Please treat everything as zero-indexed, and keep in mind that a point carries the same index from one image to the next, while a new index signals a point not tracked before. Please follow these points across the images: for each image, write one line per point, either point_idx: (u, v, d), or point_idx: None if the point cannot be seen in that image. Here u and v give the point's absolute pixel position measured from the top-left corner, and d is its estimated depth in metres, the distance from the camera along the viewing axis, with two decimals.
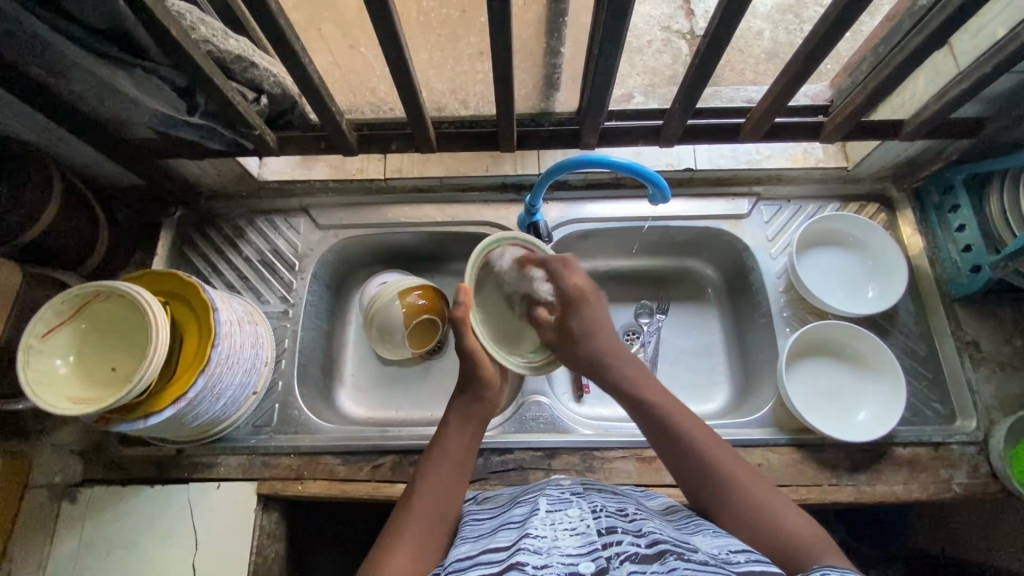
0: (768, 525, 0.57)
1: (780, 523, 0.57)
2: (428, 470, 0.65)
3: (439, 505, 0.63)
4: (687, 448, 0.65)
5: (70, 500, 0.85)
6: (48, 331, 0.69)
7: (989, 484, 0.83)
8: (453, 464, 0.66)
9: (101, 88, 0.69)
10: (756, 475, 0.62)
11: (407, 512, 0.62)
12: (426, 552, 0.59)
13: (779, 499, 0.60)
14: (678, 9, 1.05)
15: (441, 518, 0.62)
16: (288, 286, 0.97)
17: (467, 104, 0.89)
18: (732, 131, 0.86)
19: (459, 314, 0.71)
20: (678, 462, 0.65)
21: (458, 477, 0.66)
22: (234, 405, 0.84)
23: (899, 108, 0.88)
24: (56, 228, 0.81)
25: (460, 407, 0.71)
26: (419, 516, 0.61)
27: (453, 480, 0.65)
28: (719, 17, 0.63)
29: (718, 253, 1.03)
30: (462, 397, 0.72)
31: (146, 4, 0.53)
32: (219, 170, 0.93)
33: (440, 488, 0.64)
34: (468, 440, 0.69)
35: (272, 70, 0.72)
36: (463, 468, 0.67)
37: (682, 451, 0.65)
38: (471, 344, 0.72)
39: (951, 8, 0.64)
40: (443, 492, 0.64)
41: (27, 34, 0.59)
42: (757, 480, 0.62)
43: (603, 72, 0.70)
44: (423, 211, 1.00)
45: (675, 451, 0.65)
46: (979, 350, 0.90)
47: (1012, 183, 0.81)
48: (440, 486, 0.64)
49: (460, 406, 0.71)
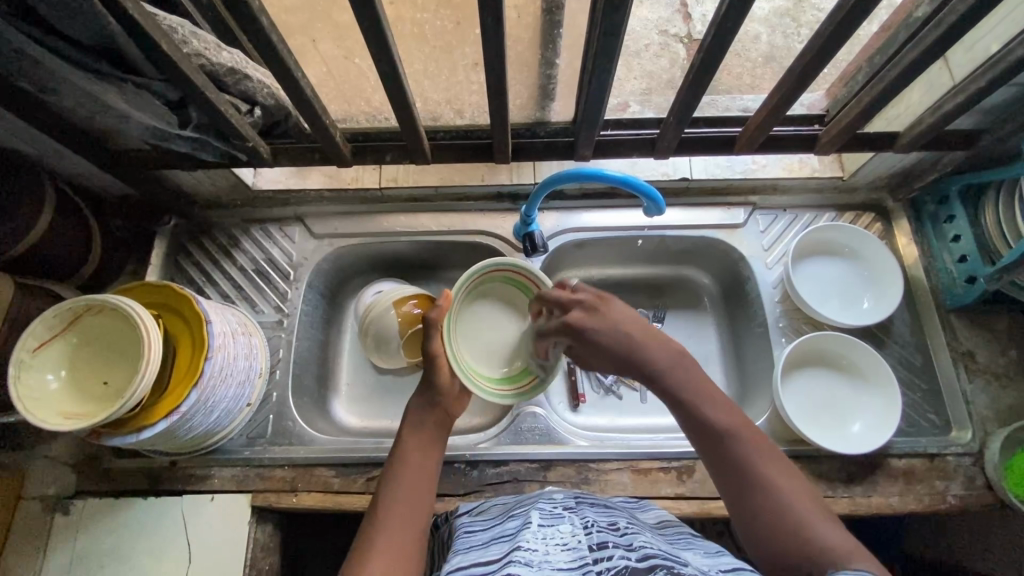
0: (797, 533, 0.53)
1: (811, 533, 0.52)
2: (393, 478, 0.64)
3: (407, 510, 0.61)
4: (718, 440, 0.59)
5: (62, 512, 0.84)
6: (39, 346, 0.69)
7: (984, 495, 0.83)
8: (415, 469, 0.65)
9: (91, 103, 0.68)
10: (790, 472, 0.57)
11: (377, 523, 0.60)
12: (401, 557, 0.57)
13: (813, 502, 0.55)
14: (676, 12, 1.04)
15: (412, 520, 0.61)
16: (283, 297, 0.96)
17: (463, 114, 0.89)
18: (728, 141, 0.86)
19: (434, 316, 0.71)
20: (710, 455, 0.60)
21: (425, 480, 0.65)
22: (227, 417, 0.83)
23: (895, 119, 0.88)
24: (49, 241, 0.81)
25: (417, 413, 0.70)
26: (390, 523, 0.60)
27: (417, 483, 0.64)
28: (713, 30, 0.63)
29: (714, 262, 1.03)
30: (420, 401, 0.70)
31: (138, 21, 0.53)
32: (213, 180, 0.93)
33: (407, 493, 0.63)
34: (429, 441, 0.68)
35: (266, 82, 0.72)
36: (428, 471, 0.66)
37: (714, 442, 0.60)
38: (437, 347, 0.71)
39: (946, 24, 0.64)
40: (410, 497, 0.63)
41: (15, 49, 0.58)
42: (791, 478, 0.56)
43: (599, 85, 0.70)
44: (419, 220, 1.00)
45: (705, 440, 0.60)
46: (974, 360, 0.90)
47: (1008, 195, 0.81)
48: (406, 491, 0.63)
49: (418, 411, 0.70)
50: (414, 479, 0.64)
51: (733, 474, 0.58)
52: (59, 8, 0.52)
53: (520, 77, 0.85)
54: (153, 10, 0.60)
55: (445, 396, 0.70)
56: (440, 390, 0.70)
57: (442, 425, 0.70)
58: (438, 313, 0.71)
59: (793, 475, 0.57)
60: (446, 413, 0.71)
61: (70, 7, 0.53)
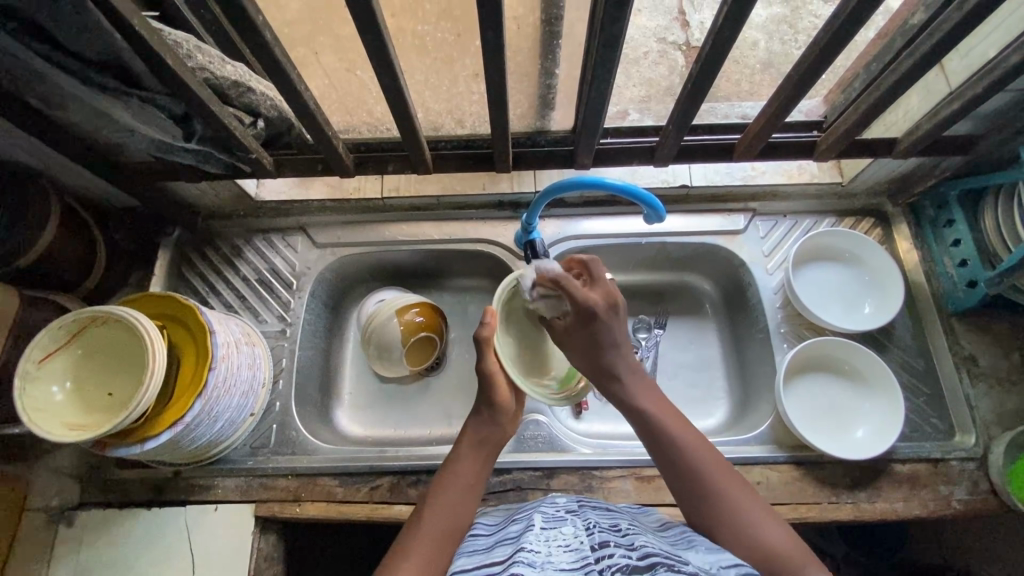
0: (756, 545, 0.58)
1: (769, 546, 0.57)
2: (437, 491, 0.64)
3: (445, 529, 0.61)
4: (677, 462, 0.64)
5: (65, 523, 0.84)
6: (44, 357, 0.69)
7: (988, 500, 0.83)
8: (460, 485, 0.65)
9: (97, 116, 0.69)
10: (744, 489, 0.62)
11: (413, 538, 0.60)
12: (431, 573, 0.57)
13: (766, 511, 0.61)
14: (674, 20, 1.04)
15: (450, 538, 0.61)
16: (286, 306, 0.97)
17: (464, 123, 0.93)
18: (727, 149, 0.87)
19: (485, 333, 0.69)
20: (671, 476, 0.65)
21: (468, 499, 0.64)
22: (231, 426, 0.83)
23: (893, 125, 0.88)
24: (54, 253, 0.81)
25: (474, 428, 0.70)
26: (426, 540, 0.60)
27: (459, 503, 0.64)
28: (711, 40, 0.63)
29: (716, 268, 1.03)
30: (477, 414, 0.70)
31: (144, 38, 0.54)
32: (217, 191, 0.93)
33: (447, 512, 0.63)
34: (479, 461, 0.68)
35: (270, 94, 0.72)
36: (473, 492, 0.65)
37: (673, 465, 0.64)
38: (492, 366, 0.69)
39: (942, 32, 0.64)
40: (452, 515, 0.62)
41: (23, 65, 0.59)
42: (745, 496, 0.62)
43: (598, 95, 0.70)
44: (421, 228, 1.01)
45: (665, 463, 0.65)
46: (977, 365, 0.90)
47: (1006, 200, 0.81)
48: (448, 511, 0.63)
49: (474, 427, 0.70)
50: (458, 496, 0.64)
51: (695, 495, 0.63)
52: (67, 24, 0.53)
53: (520, 87, 0.86)
54: (161, 25, 0.62)
55: (505, 414, 0.70)
56: (500, 407, 0.70)
57: (493, 444, 0.69)
58: (489, 330, 0.69)
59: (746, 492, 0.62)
60: (500, 434, 0.70)
61: (77, 25, 0.53)
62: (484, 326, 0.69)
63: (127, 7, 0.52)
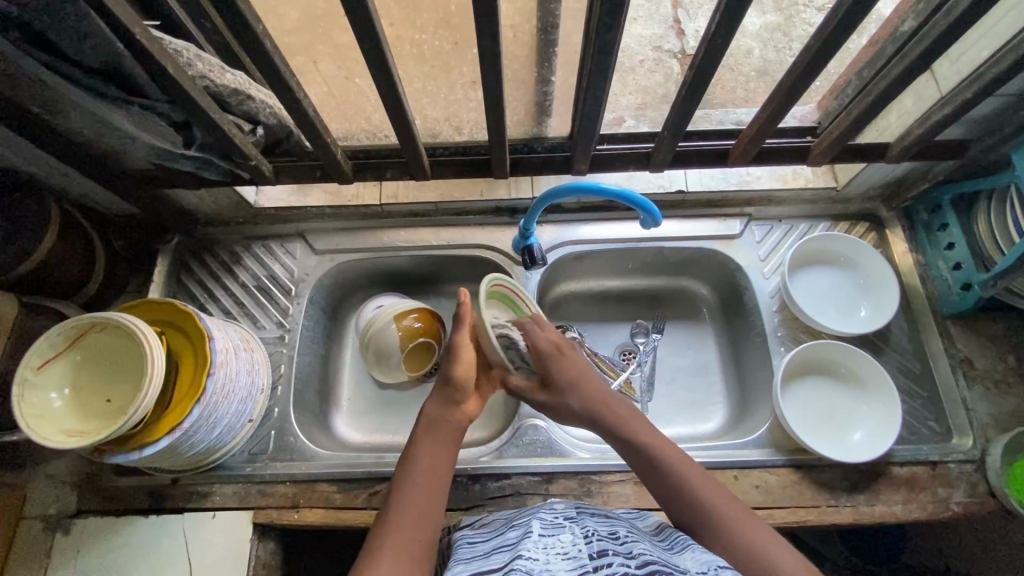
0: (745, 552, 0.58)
1: (754, 549, 0.58)
2: (405, 482, 0.64)
3: (418, 519, 0.61)
4: (665, 471, 0.66)
5: (62, 532, 0.84)
6: (43, 364, 0.69)
7: (987, 503, 0.83)
8: (426, 473, 0.65)
9: (98, 124, 0.70)
10: (729, 496, 0.64)
11: (387, 531, 0.59)
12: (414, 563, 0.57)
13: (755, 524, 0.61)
14: (669, 29, 1.07)
15: (425, 527, 0.60)
16: (284, 312, 0.97)
17: (461, 130, 0.90)
18: (722, 154, 0.88)
19: (462, 313, 0.73)
20: (659, 487, 0.66)
21: (437, 486, 0.64)
22: (230, 433, 0.83)
23: (885, 130, 0.89)
24: (53, 259, 0.82)
25: (432, 416, 0.71)
26: (402, 533, 0.59)
27: (432, 491, 0.64)
28: (704, 47, 0.64)
29: (712, 273, 1.04)
30: (441, 395, 0.72)
31: (145, 46, 0.54)
32: (216, 199, 0.94)
33: (423, 500, 0.63)
34: (443, 448, 0.68)
35: (269, 101, 0.73)
36: (439, 479, 0.65)
37: (666, 479, 0.65)
38: (460, 340, 0.72)
39: (932, 38, 0.65)
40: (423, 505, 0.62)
41: (24, 73, 0.59)
42: (734, 505, 0.63)
43: (594, 102, 0.71)
44: (419, 234, 1.01)
45: (655, 477, 0.66)
46: (973, 367, 0.90)
47: (998, 204, 0.82)
48: (421, 498, 0.63)
49: (435, 412, 0.71)
50: (427, 484, 0.64)
51: (684, 505, 0.64)
52: (69, 35, 0.54)
53: (517, 94, 0.87)
54: (161, 34, 0.62)
55: (464, 397, 0.72)
56: (459, 386, 0.72)
57: (455, 428, 0.71)
58: (466, 310, 0.72)
59: (732, 499, 0.63)
60: (457, 419, 0.71)
61: (79, 34, 0.54)
62: (460, 306, 0.72)
63: (128, 16, 0.53)
